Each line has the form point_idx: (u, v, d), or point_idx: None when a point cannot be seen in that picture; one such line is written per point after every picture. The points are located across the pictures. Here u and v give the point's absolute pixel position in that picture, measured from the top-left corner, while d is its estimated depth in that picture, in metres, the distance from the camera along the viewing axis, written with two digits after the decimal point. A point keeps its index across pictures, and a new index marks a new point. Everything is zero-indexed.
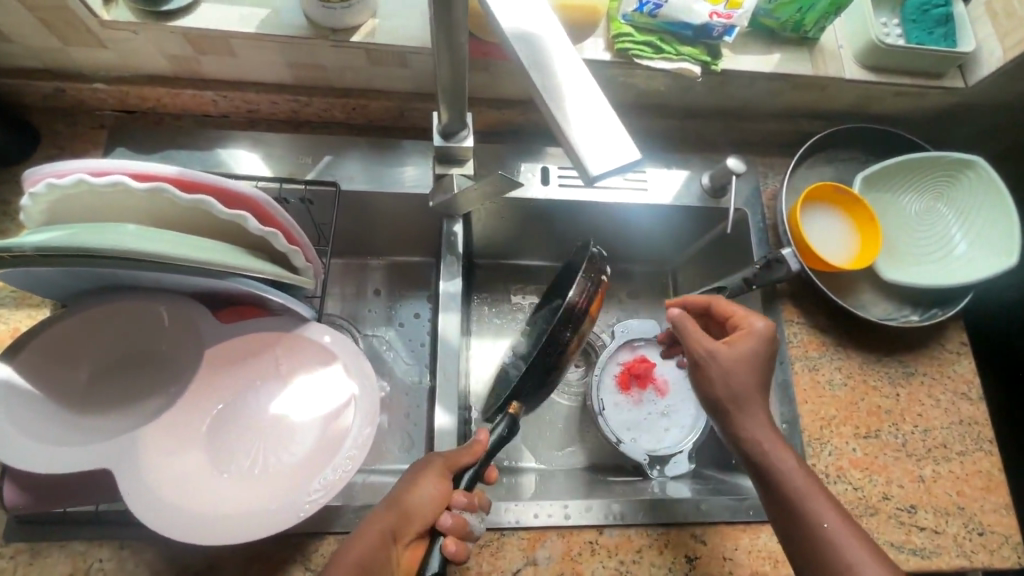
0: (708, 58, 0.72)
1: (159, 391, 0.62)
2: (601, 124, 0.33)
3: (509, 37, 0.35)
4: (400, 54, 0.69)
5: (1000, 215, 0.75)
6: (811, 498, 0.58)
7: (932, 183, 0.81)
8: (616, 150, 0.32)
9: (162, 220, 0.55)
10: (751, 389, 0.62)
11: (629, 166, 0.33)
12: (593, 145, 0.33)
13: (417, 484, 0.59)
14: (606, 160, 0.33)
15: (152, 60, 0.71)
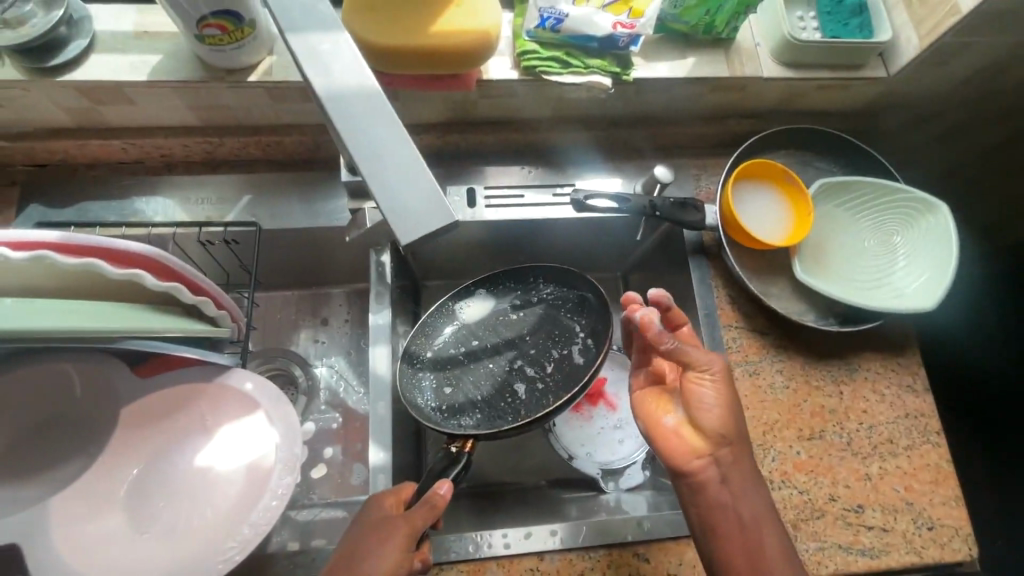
0: (619, 69, 0.70)
1: (74, 454, 0.61)
2: (415, 184, 0.32)
3: (320, 95, 0.33)
4: (301, 89, 0.68)
5: (942, 260, 0.74)
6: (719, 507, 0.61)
7: (893, 209, 0.79)
8: (428, 213, 0.31)
9: (49, 285, 0.53)
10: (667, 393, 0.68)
11: (448, 225, 0.32)
12: (404, 205, 0.32)
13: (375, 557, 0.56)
14: (419, 224, 0.31)
15: (53, 112, 0.70)
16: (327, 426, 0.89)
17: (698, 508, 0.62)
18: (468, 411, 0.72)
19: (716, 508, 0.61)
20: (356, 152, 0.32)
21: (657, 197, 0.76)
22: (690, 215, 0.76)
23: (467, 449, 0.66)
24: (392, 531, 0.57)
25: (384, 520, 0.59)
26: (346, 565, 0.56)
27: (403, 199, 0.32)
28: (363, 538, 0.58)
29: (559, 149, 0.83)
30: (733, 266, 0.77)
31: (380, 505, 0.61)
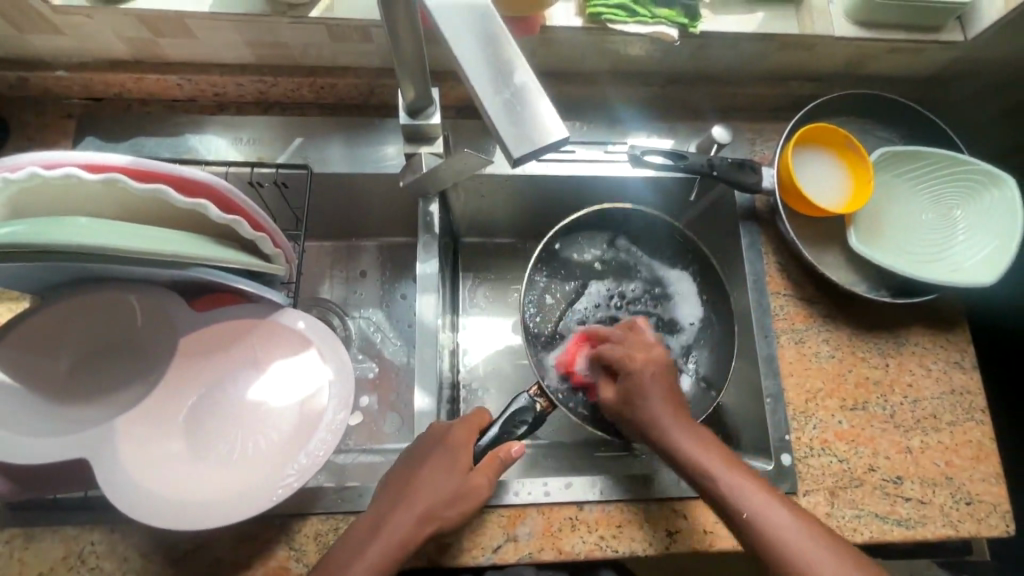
0: (686, 20, 0.68)
1: (135, 380, 0.63)
2: (521, 100, 0.34)
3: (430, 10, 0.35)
4: (361, 28, 0.68)
5: (1001, 250, 0.72)
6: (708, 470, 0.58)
7: (959, 181, 0.77)
8: (537, 129, 0.33)
9: (120, 209, 0.54)
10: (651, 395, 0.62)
11: (554, 143, 0.33)
12: (516, 121, 0.34)
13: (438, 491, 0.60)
14: (527, 135, 0.33)
15: (112, 43, 0.70)
16: (364, 375, 0.89)
17: (712, 495, 0.58)
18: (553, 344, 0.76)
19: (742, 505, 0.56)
20: (468, 72, 0.34)
21: (715, 157, 0.75)
22: (747, 177, 0.75)
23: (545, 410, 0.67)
24: (469, 488, 0.60)
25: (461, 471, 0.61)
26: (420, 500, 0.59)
27: (511, 116, 0.34)
28: (437, 476, 0.61)
29: (611, 106, 0.81)
30: (788, 232, 0.75)
31: (455, 443, 0.63)
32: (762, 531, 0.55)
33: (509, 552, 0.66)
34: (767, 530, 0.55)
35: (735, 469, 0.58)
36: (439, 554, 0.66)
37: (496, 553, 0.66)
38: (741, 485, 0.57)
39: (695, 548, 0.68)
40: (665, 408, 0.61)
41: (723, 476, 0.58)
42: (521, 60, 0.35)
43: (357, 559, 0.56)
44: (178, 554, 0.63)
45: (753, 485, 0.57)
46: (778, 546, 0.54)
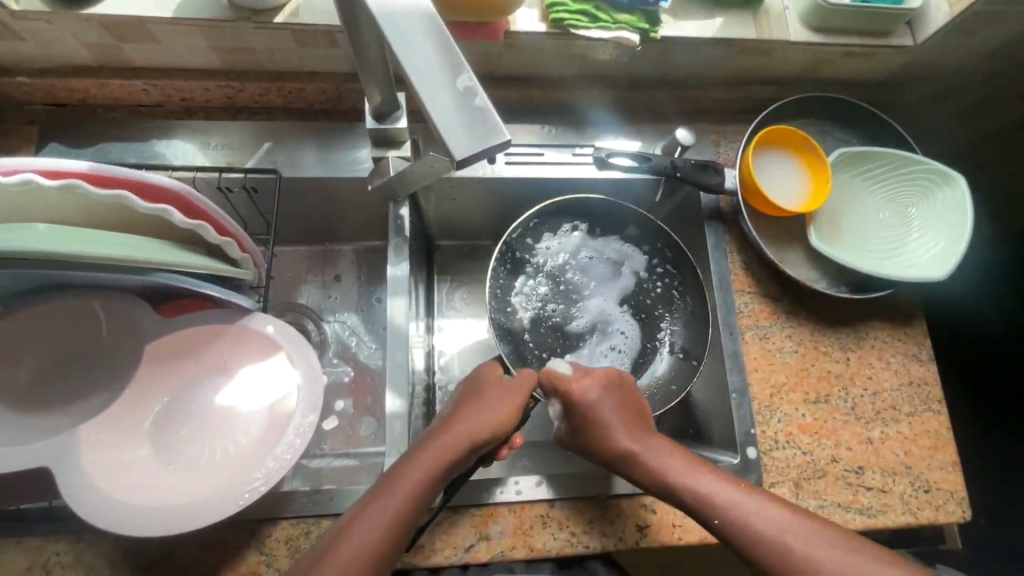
0: (646, 25, 0.70)
1: (101, 388, 0.62)
2: (464, 104, 0.35)
3: (378, 20, 0.36)
4: (328, 33, 0.68)
5: (952, 247, 0.75)
6: (694, 484, 0.58)
7: (911, 183, 0.79)
8: (479, 133, 0.34)
9: (83, 216, 0.54)
10: (611, 415, 0.63)
11: (497, 147, 0.35)
12: (459, 125, 0.34)
13: (488, 407, 0.62)
14: (470, 138, 0.34)
15: (74, 49, 0.69)
16: (339, 379, 0.89)
17: (704, 517, 0.58)
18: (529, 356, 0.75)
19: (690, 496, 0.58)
20: (412, 75, 0.35)
21: (678, 159, 0.77)
22: (709, 178, 0.77)
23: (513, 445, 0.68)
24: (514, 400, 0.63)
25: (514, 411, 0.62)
26: (464, 429, 0.59)
27: (455, 121, 0.35)
28: (487, 407, 0.62)
29: (578, 110, 0.83)
30: (750, 231, 0.78)
31: (518, 389, 0.64)
32: (713, 510, 0.57)
33: (482, 551, 0.67)
34: (771, 533, 0.54)
35: (686, 463, 0.60)
36: (413, 554, 0.66)
37: (468, 552, 0.67)
38: (690, 477, 0.59)
39: (665, 542, 0.69)
40: (623, 425, 0.63)
41: (668, 468, 0.60)
42: (467, 66, 0.36)
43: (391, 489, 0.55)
44: (147, 560, 0.63)
45: (703, 474, 0.59)
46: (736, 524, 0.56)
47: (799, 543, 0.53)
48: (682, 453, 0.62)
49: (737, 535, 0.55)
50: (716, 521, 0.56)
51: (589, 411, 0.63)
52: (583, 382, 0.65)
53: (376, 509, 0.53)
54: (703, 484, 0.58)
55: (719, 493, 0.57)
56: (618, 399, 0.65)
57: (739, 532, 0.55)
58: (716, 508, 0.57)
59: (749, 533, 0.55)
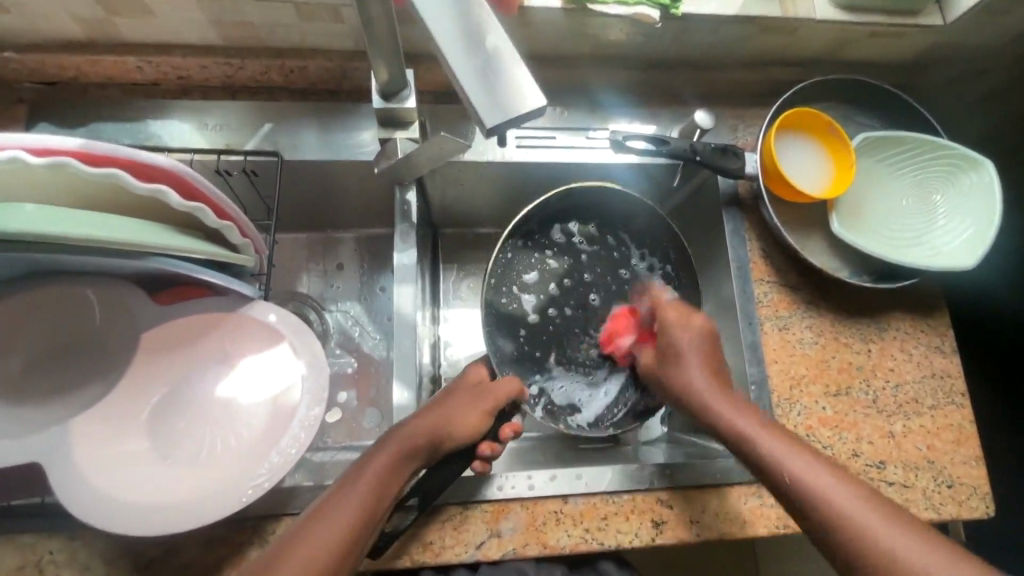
0: (667, 1, 0.67)
1: (96, 379, 0.59)
2: (492, 67, 0.32)
3: None
4: (333, 7, 0.65)
5: (981, 234, 0.72)
6: (773, 449, 0.55)
7: (936, 168, 0.77)
8: (510, 99, 0.32)
9: (71, 195, 0.51)
10: (695, 358, 0.64)
11: (529, 116, 0.32)
12: (487, 90, 0.32)
13: (456, 408, 0.63)
14: (499, 104, 0.32)
15: (64, 22, 0.66)
16: (342, 370, 0.86)
17: (771, 480, 0.55)
18: (515, 356, 0.73)
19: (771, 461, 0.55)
20: (437, 36, 0.33)
21: (697, 142, 0.73)
22: (729, 162, 0.74)
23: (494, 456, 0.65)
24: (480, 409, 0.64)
25: (484, 411, 0.64)
26: (430, 423, 0.61)
27: (482, 86, 0.32)
28: (456, 407, 0.63)
29: (592, 92, 0.80)
30: (771, 218, 0.75)
31: (485, 389, 0.66)
32: (791, 477, 0.53)
33: (493, 548, 0.65)
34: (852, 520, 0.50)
35: (765, 426, 0.58)
36: (422, 551, 0.64)
37: (479, 549, 0.65)
38: (775, 441, 0.56)
39: (682, 538, 0.67)
40: (703, 372, 0.63)
41: (738, 421, 0.58)
42: (495, 26, 0.33)
43: (356, 480, 0.55)
44: (145, 559, 0.61)
45: (784, 442, 0.56)
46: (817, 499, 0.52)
47: (882, 534, 0.49)
48: (768, 421, 0.59)
49: (810, 508, 0.52)
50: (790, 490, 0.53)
51: (681, 353, 0.65)
52: (681, 330, 0.66)
53: (345, 496, 0.53)
54: (786, 452, 0.55)
55: (797, 464, 0.54)
56: (701, 347, 0.65)
57: (821, 511, 0.51)
58: (794, 479, 0.53)
59: (829, 507, 0.51)
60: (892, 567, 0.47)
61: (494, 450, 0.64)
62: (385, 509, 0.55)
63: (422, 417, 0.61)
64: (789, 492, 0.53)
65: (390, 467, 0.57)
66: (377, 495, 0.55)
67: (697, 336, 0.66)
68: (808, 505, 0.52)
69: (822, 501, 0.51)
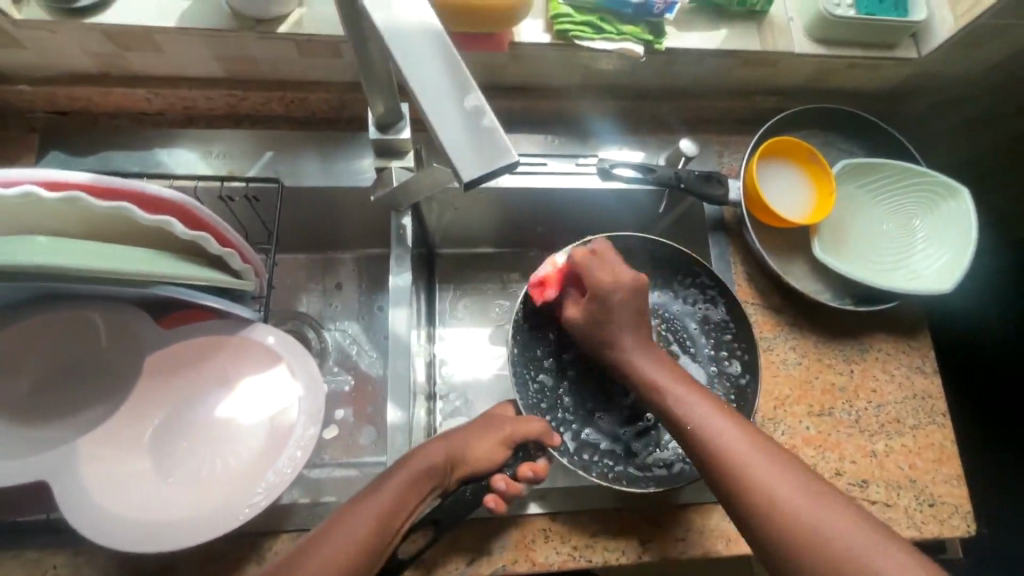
0: (651, 37, 0.70)
1: (101, 400, 0.62)
2: (472, 123, 0.34)
3: (385, 37, 0.36)
4: (331, 43, 0.68)
5: (956, 259, 0.75)
6: (702, 417, 0.58)
7: (915, 196, 0.79)
8: (489, 152, 0.34)
9: (79, 227, 0.53)
10: (624, 329, 0.66)
11: (506, 167, 0.34)
12: (467, 144, 0.34)
13: (473, 441, 0.67)
14: (479, 156, 0.34)
15: (76, 57, 0.69)
16: (339, 388, 0.88)
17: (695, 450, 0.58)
18: (543, 392, 0.76)
19: (691, 421, 0.58)
20: (419, 93, 0.35)
21: (683, 170, 0.76)
22: (713, 189, 0.76)
23: (509, 492, 0.65)
24: (494, 445, 0.67)
25: (498, 440, 0.68)
26: (444, 447, 0.65)
27: (462, 139, 0.34)
28: (473, 440, 0.67)
29: (581, 120, 0.83)
30: (754, 243, 0.77)
31: (502, 421, 0.70)
32: (709, 439, 0.57)
33: (484, 565, 0.66)
34: (768, 488, 0.53)
35: (688, 388, 0.61)
36: (414, 569, 0.66)
37: (470, 566, 0.66)
38: (705, 411, 0.59)
39: (668, 556, 0.68)
40: (633, 341, 0.66)
41: (683, 400, 0.60)
42: (474, 83, 0.36)
43: (373, 493, 0.58)
44: (146, 574, 0.63)
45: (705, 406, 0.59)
46: (728, 459, 0.55)
47: (796, 500, 0.52)
48: (703, 394, 0.61)
49: (727, 477, 0.55)
50: (717, 460, 0.56)
51: (609, 309, 0.66)
52: (600, 268, 0.67)
53: (362, 510, 0.57)
54: (716, 427, 0.57)
55: (722, 433, 0.56)
56: (631, 314, 0.66)
57: (744, 479, 0.54)
58: (720, 447, 0.56)
59: (741, 467, 0.54)
60: (806, 535, 0.50)
61: (509, 485, 0.65)
62: (395, 527, 0.58)
63: (438, 440, 0.65)
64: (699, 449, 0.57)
65: (407, 483, 0.60)
66: (392, 516, 0.58)
67: (631, 300, 0.66)
68: (715, 459, 0.56)
69: (727, 454, 0.55)
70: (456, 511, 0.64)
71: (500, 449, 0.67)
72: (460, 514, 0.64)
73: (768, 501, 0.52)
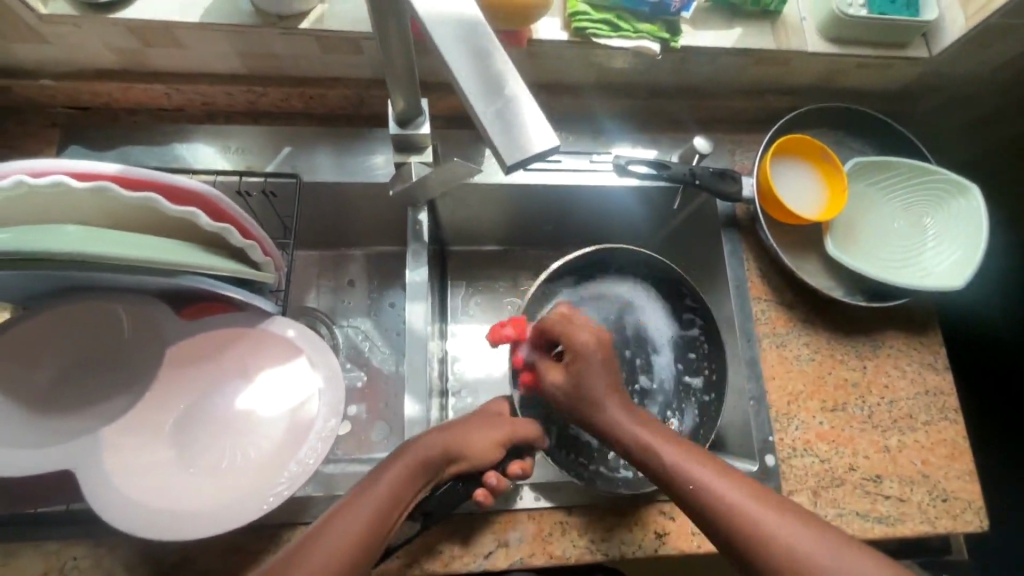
0: (667, 35, 0.71)
1: (122, 391, 0.62)
2: (513, 108, 0.35)
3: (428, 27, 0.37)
4: (351, 40, 0.69)
5: (968, 256, 0.75)
6: (702, 477, 0.55)
7: (927, 193, 0.80)
8: (530, 136, 0.35)
9: (107, 218, 0.54)
10: (601, 392, 0.62)
11: (548, 151, 0.35)
12: (509, 128, 0.35)
13: (473, 434, 0.65)
14: (521, 140, 0.35)
15: (98, 53, 0.70)
16: (352, 384, 0.89)
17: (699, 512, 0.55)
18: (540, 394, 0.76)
19: (691, 481, 0.55)
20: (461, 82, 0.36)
21: (697, 166, 0.77)
22: (727, 186, 0.77)
23: (497, 488, 0.63)
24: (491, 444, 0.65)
25: (497, 439, 0.66)
26: (442, 438, 0.62)
27: (503, 124, 0.35)
28: (472, 433, 0.65)
29: (595, 118, 0.84)
30: (767, 239, 0.78)
31: (501, 419, 0.68)
32: (714, 503, 0.54)
33: (501, 558, 0.67)
34: (789, 543, 0.51)
35: (680, 449, 0.58)
36: (432, 561, 0.66)
37: (487, 559, 0.66)
38: (704, 471, 0.55)
39: (684, 549, 0.69)
40: (616, 403, 0.61)
41: (679, 463, 0.56)
42: (515, 71, 0.36)
43: (368, 491, 0.56)
44: (165, 565, 0.63)
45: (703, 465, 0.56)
46: (740, 523, 0.52)
47: (821, 553, 0.50)
48: (695, 451, 0.58)
49: (741, 538, 0.52)
50: (727, 523, 0.53)
51: (587, 373, 0.62)
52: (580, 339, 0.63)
53: (357, 510, 0.55)
54: (721, 487, 0.54)
55: (727, 493, 0.54)
56: (609, 367, 0.64)
57: (759, 538, 0.51)
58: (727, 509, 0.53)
59: (759, 527, 0.52)
60: None
61: (499, 480, 0.63)
62: (393, 520, 0.56)
63: (436, 432, 0.63)
64: (706, 514, 0.54)
65: (408, 473, 0.59)
66: (384, 513, 0.56)
67: (605, 358, 0.63)
68: (728, 522, 0.53)
69: (738, 518, 0.52)
70: (444, 504, 0.64)
71: (499, 447, 0.65)
72: (449, 506, 0.65)
73: (790, 561, 0.50)
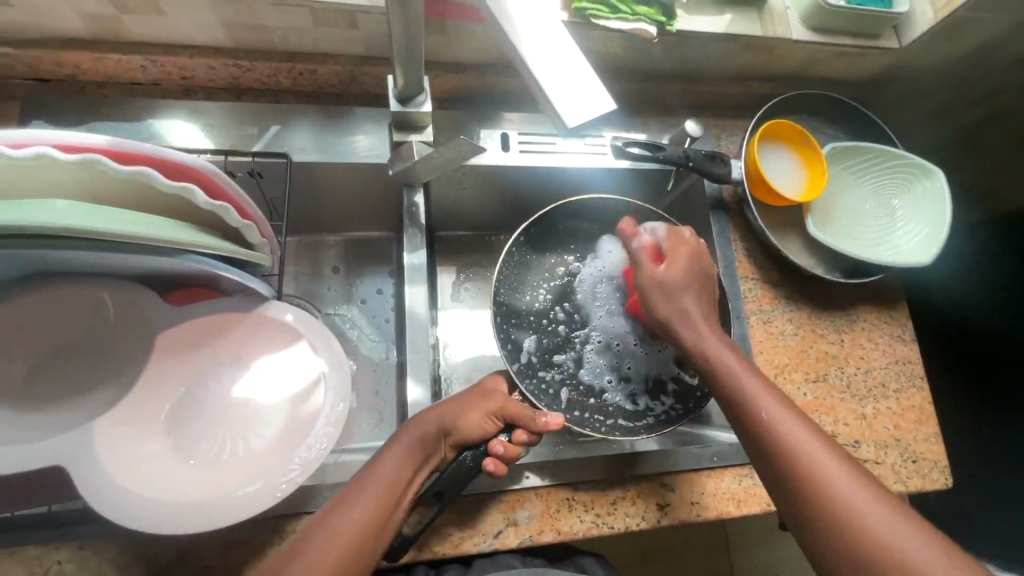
0: (663, 18, 0.73)
1: (109, 380, 0.58)
2: (572, 75, 0.39)
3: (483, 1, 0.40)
4: (348, 12, 0.67)
5: (935, 233, 0.81)
6: (759, 399, 0.56)
7: (896, 175, 0.85)
8: (589, 101, 0.38)
9: (92, 193, 0.50)
10: (689, 307, 0.62)
11: (602, 116, 0.39)
12: (569, 96, 0.38)
13: (463, 410, 0.65)
14: (582, 106, 0.38)
15: (66, 18, 0.64)
16: None
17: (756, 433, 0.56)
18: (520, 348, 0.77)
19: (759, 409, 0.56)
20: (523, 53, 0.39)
21: (689, 149, 0.79)
22: (716, 168, 0.80)
23: (507, 457, 0.63)
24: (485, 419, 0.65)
25: (487, 414, 0.65)
26: (433, 418, 0.63)
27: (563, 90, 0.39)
28: (464, 409, 0.65)
29: None
30: (755, 221, 0.81)
31: (493, 395, 0.68)
32: (778, 436, 0.54)
33: (510, 536, 0.67)
34: (834, 490, 0.51)
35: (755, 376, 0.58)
36: (440, 544, 0.65)
37: (496, 538, 0.67)
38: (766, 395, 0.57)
39: (684, 518, 0.71)
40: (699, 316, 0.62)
41: (747, 389, 0.57)
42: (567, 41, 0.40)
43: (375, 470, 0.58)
44: (159, 565, 0.59)
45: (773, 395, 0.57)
46: (799, 463, 0.53)
47: (861, 510, 0.49)
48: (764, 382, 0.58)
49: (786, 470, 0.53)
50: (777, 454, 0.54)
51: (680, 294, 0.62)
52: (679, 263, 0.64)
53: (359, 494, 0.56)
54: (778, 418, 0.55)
55: (784, 426, 0.54)
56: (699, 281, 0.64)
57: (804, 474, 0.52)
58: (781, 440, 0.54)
59: (806, 467, 0.52)
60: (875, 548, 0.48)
61: (508, 449, 0.63)
62: (396, 504, 0.57)
63: (429, 411, 0.64)
64: (767, 444, 0.55)
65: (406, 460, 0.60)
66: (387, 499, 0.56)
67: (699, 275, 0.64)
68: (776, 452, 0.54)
69: (787, 443, 0.54)
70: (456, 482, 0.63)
71: (492, 418, 0.65)
72: (463, 482, 0.63)
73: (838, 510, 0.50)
